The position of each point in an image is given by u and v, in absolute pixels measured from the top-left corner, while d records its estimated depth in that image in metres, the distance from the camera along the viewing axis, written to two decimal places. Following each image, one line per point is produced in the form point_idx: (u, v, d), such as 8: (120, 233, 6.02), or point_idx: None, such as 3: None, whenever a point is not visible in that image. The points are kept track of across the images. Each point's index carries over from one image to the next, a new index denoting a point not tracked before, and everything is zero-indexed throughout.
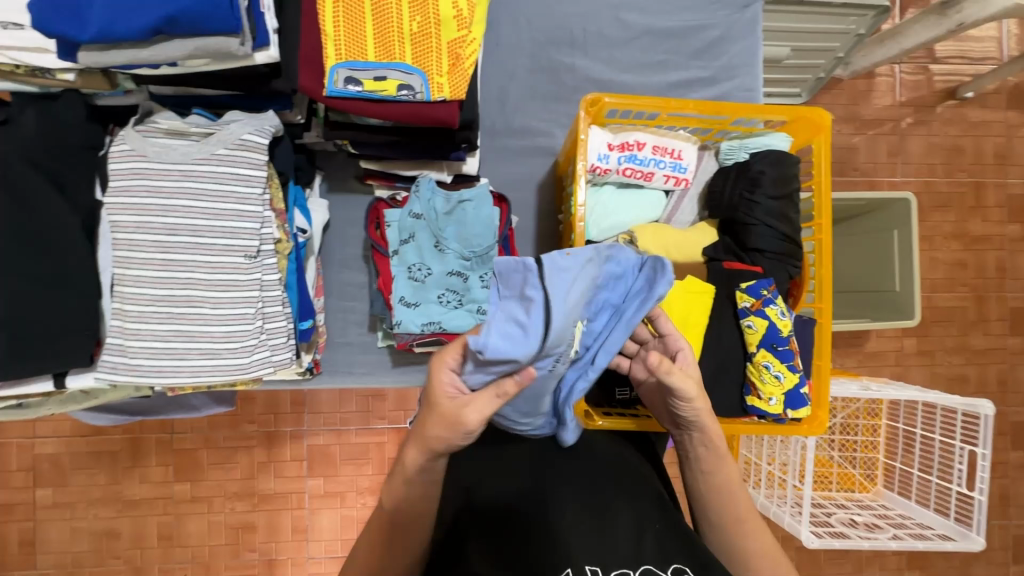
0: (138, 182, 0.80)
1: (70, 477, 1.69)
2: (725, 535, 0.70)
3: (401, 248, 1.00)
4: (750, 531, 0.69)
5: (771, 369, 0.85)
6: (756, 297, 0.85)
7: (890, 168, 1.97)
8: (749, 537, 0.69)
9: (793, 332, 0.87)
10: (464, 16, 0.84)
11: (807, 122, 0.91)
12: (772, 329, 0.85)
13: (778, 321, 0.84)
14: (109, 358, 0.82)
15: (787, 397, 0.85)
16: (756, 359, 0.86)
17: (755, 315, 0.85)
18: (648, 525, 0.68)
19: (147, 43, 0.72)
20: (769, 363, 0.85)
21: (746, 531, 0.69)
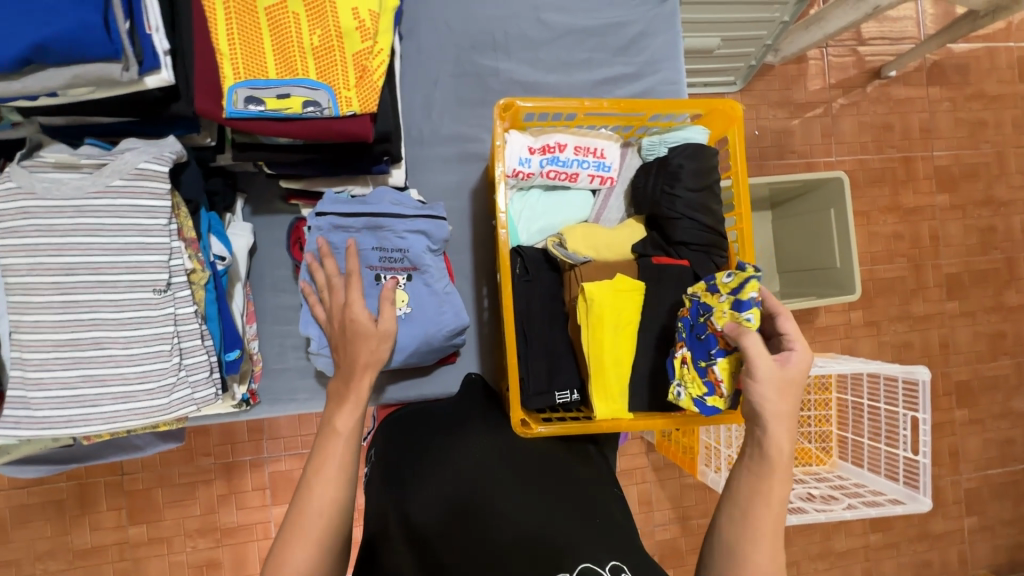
0: (28, 222, 0.75)
1: (14, 532, 1.59)
2: (740, 550, 0.66)
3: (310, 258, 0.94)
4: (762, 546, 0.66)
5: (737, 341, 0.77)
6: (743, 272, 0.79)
7: (825, 149, 2.03)
8: (759, 546, 0.66)
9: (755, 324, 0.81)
10: (367, 26, 0.81)
11: (721, 114, 0.91)
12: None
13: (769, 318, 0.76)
14: (11, 412, 0.76)
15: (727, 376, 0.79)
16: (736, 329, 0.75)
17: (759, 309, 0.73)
18: (573, 510, 0.71)
19: (18, 73, 0.67)
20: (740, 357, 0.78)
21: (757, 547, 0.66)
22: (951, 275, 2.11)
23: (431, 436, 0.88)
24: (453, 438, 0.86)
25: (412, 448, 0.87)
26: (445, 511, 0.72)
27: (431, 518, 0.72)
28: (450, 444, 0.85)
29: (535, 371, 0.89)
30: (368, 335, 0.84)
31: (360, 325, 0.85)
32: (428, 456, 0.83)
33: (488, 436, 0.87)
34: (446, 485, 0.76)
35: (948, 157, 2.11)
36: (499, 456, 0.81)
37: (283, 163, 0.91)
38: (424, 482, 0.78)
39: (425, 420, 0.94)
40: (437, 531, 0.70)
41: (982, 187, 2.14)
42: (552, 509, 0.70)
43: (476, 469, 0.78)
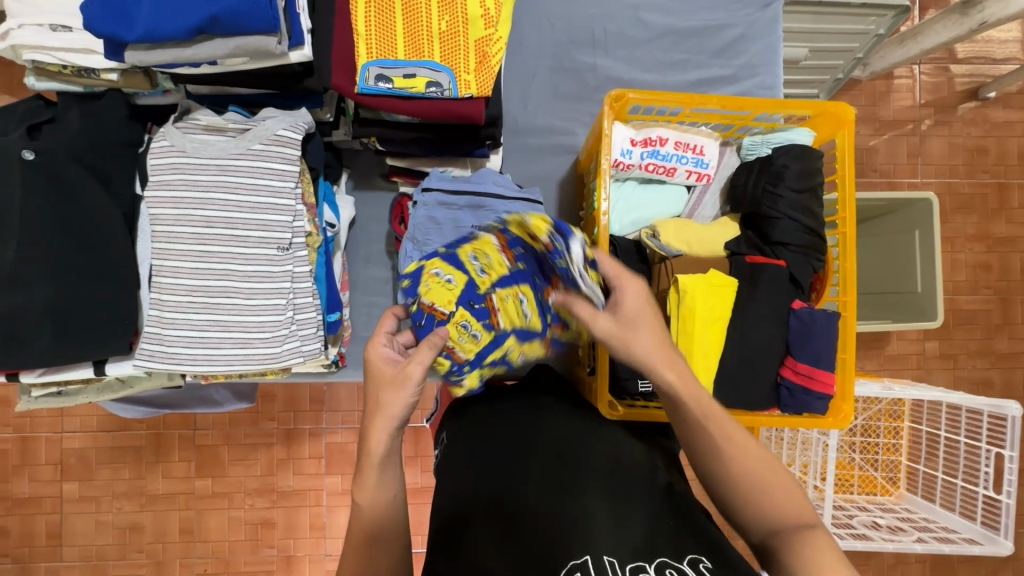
0: (178, 177, 0.84)
1: (96, 471, 1.73)
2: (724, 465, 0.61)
3: (413, 231, 1.00)
4: (733, 453, 0.61)
5: (473, 328, 0.76)
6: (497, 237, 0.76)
7: (910, 170, 1.95)
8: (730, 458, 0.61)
9: (497, 286, 0.77)
10: (491, 15, 0.86)
11: (832, 117, 0.91)
12: (530, 254, 0.76)
13: (505, 268, 0.77)
14: (146, 346, 0.85)
15: (523, 336, 0.81)
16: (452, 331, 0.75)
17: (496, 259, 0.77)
18: (667, 522, 0.63)
19: (189, 42, 0.75)
20: (524, 298, 0.79)
21: (740, 454, 0.61)
22: None
23: (505, 418, 0.83)
24: (534, 426, 0.80)
25: (492, 429, 0.81)
26: (531, 500, 0.67)
27: (521, 501, 0.67)
28: (533, 430, 0.79)
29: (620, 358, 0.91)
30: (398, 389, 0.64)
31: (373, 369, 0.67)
32: (489, 427, 0.81)
33: (575, 425, 0.81)
34: (533, 471, 0.72)
35: None
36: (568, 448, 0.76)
37: (394, 141, 0.96)
38: (508, 464, 0.73)
39: (503, 402, 0.87)
40: (524, 513, 0.66)
41: None
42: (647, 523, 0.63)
43: (563, 458, 0.73)
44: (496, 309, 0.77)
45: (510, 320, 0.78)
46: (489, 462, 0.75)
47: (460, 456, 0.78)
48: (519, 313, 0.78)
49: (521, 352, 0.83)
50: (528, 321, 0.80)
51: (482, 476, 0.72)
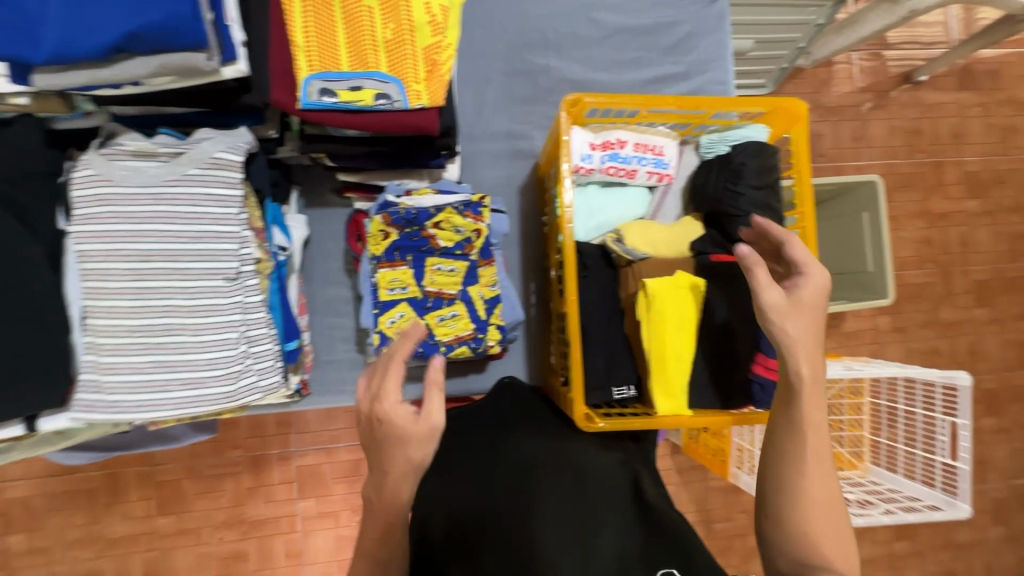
0: (106, 209, 0.76)
1: (45, 521, 1.61)
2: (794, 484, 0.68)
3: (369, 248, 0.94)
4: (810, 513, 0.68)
5: (445, 314, 0.95)
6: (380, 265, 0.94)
7: (855, 153, 2.03)
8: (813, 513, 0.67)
9: (416, 275, 0.95)
10: (439, 21, 0.81)
11: (784, 113, 0.91)
12: (403, 241, 0.94)
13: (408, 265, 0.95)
14: (83, 396, 0.78)
15: (468, 276, 0.96)
16: (440, 331, 0.95)
17: (398, 269, 0.95)
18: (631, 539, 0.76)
19: (107, 62, 0.68)
20: (438, 263, 0.95)
21: (807, 506, 0.68)
22: (980, 282, 2.09)
23: (476, 429, 0.94)
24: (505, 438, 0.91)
25: (464, 446, 0.91)
26: (497, 509, 0.79)
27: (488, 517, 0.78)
28: (501, 443, 0.90)
29: (594, 365, 0.89)
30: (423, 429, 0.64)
31: (396, 427, 0.62)
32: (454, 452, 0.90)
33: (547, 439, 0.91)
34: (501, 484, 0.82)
35: (978, 162, 2.10)
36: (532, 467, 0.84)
37: (344, 156, 0.92)
38: (479, 476, 0.84)
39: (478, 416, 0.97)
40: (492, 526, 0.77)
41: (1013, 193, 2.12)
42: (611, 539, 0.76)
43: (533, 470, 0.84)
44: (437, 289, 0.95)
45: (453, 285, 0.96)
46: (462, 476, 0.85)
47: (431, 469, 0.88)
48: (451, 277, 0.96)
49: (483, 290, 0.97)
50: (459, 270, 0.96)
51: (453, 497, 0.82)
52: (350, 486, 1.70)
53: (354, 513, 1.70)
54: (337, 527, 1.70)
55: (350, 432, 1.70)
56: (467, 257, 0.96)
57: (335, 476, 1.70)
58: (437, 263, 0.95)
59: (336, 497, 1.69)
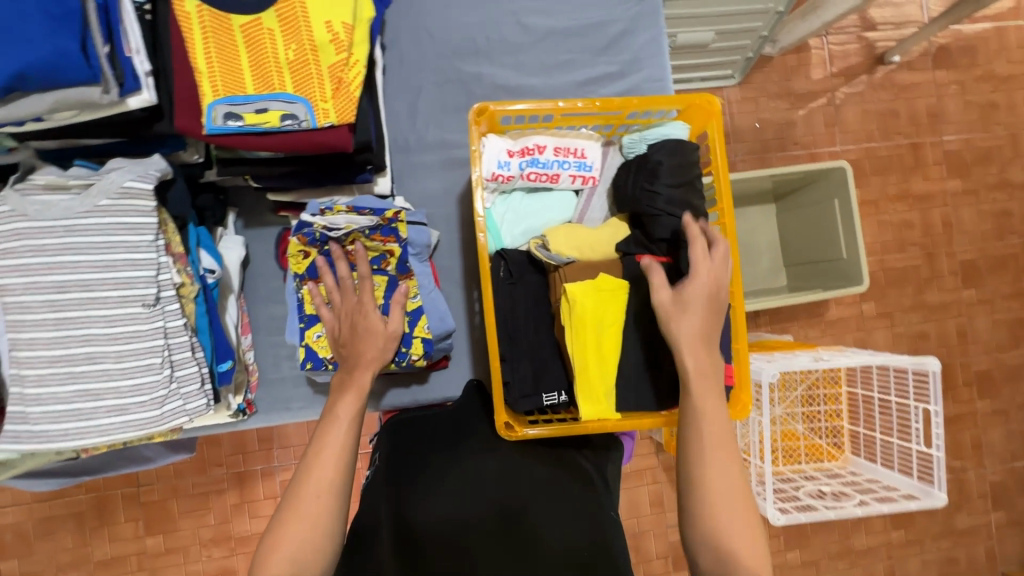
0: (21, 243, 0.78)
1: (38, 545, 1.64)
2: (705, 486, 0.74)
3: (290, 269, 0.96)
4: (725, 486, 0.74)
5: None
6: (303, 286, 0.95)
7: (828, 139, 2.00)
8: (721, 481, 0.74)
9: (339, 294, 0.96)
10: (342, 39, 0.83)
11: (700, 108, 0.91)
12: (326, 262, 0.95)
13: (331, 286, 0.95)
14: (11, 428, 0.79)
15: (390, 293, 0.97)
16: None
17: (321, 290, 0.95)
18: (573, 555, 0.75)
19: (3, 100, 0.70)
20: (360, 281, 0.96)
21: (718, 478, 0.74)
22: (966, 262, 2.05)
23: (422, 446, 0.92)
24: (458, 451, 0.91)
25: (410, 457, 0.90)
26: (456, 517, 0.79)
27: (433, 527, 0.78)
28: (451, 462, 0.89)
29: (520, 374, 0.89)
30: (372, 343, 0.87)
31: (368, 323, 0.88)
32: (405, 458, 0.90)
33: (491, 452, 0.91)
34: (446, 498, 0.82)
35: (958, 140, 2.06)
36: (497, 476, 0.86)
37: (266, 177, 0.93)
38: (423, 486, 0.84)
39: (426, 432, 0.95)
40: (435, 538, 0.76)
41: (996, 170, 2.08)
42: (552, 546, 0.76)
43: (480, 484, 0.84)
44: None
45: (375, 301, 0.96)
46: (407, 488, 0.84)
47: (380, 482, 0.87)
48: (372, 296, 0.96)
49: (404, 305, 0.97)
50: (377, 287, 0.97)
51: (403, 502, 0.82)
52: None
53: None
54: None
55: None
56: (388, 274, 0.97)
57: None
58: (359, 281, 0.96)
59: None
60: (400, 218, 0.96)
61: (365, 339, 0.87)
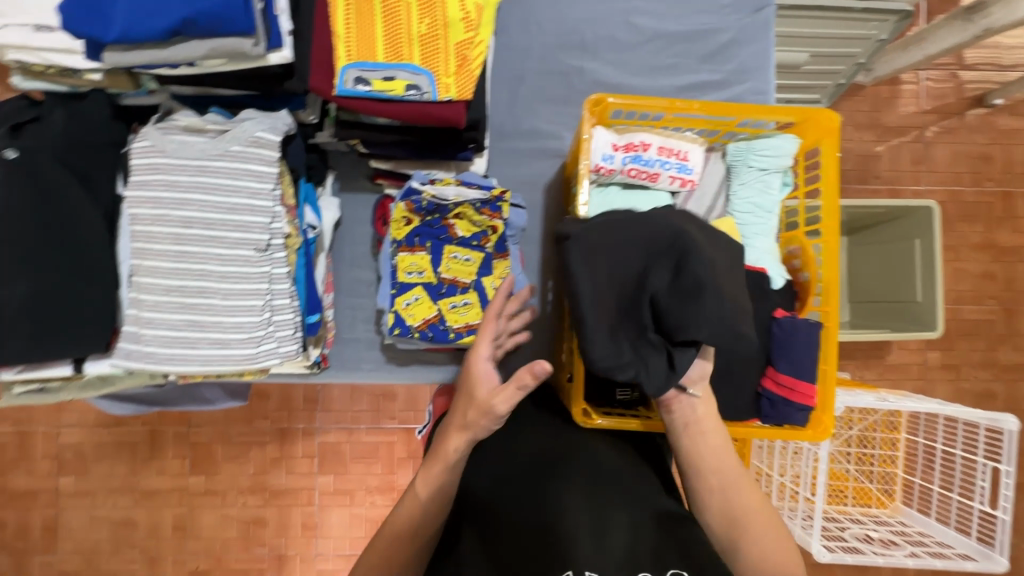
0: (156, 177, 0.84)
1: (91, 467, 1.71)
2: (734, 498, 0.71)
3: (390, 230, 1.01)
4: (735, 490, 0.72)
5: (458, 301, 0.99)
6: (402, 249, 0.99)
7: (913, 177, 1.92)
8: (743, 490, 0.72)
9: (436, 264, 0.99)
10: (472, 18, 0.86)
11: (818, 124, 0.89)
12: (428, 230, 0.99)
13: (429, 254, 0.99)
14: (124, 346, 0.85)
15: (483, 269, 1.01)
16: (451, 316, 0.98)
17: (416, 257, 0.99)
18: (642, 537, 0.69)
19: (167, 43, 0.75)
20: (455, 252, 1.00)
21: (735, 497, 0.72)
22: None
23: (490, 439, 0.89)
24: (520, 439, 0.87)
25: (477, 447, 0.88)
26: (519, 506, 0.74)
27: (506, 506, 0.75)
28: (512, 446, 0.86)
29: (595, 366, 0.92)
30: (478, 398, 0.73)
31: (473, 380, 0.76)
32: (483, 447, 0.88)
33: (551, 438, 0.87)
34: (511, 478, 0.79)
35: None
36: (562, 457, 0.82)
37: (376, 143, 0.96)
38: (493, 471, 0.82)
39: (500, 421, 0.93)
40: (508, 520, 0.73)
41: None
42: (620, 525, 0.70)
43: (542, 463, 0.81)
44: (453, 276, 1.00)
45: (466, 275, 1.00)
46: (476, 481, 0.82)
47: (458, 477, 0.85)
48: (465, 269, 1.00)
49: (495, 283, 1.01)
50: (472, 261, 1.00)
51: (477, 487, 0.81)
52: (367, 468, 1.74)
53: (369, 494, 1.74)
54: (352, 506, 1.73)
55: (372, 415, 1.74)
56: (484, 250, 1.01)
57: (354, 456, 1.74)
58: (456, 252, 1.00)
59: (353, 477, 1.73)
60: (505, 198, 0.99)
61: (470, 396, 0.75)
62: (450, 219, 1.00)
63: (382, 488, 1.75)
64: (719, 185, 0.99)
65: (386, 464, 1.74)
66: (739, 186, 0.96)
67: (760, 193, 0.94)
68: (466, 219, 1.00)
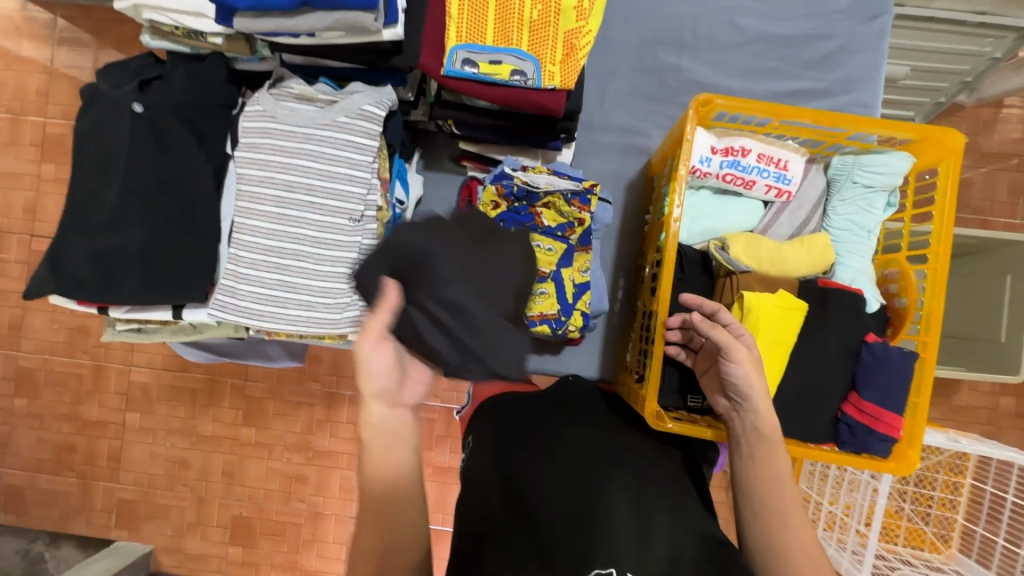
0: (266, 140, 0.88)
1: (155, 406, 1.82)
2: (772, 525, 0.71)
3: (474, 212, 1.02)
4: (794, 525, 0.70)
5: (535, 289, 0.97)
6: None
7: (1008, 210, 1.76)
8: (793, 531, 0.70)
9: None
10: (584, 8, 0.85)
11: (937, 142, 0.84)
12: (515, 216, 0.98)
13: None
14: (220, 298, 0.90)
15: (564, 260, 1.00)
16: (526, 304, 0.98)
17: None
18: (683, 550, 0.71)
19: (292, 14, 0.78)
20: (538, 240, 0.98)
21: (784, 532, 0.70)
22: None
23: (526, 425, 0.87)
24: (563, 432, 0.86)
25: (514, 433, 0.85)
26: (565, 503, 0.74)
27: (548, 506, 0.73)
28: (555, 439, 0.84)
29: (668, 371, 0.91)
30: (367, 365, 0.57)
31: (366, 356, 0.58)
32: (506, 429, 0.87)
33: (588, 432, 0.85)
34: (555, 476, 0.77)
35: None
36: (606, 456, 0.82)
37: (471, 126, 0.97)
38: (533, 461, 0.80)
39: (530, 412, 0.91)
40: (549, 523, 0.71)
41: None
42: (664, 538, 0.72)
43: (587, 463, 0.79)
44: None
45: (547, 264, 0.98)
46: (514, 469, 0.78)
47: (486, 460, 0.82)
48: (546, 257, 0.98)
49: (574, 275, 1.00)
50: (553, 251, 0.99)
51: (517, 472, 0.78)
52: None
53: None
54: None
55: None
56: (566, 241, 1.00)
57: None
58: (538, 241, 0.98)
59: None
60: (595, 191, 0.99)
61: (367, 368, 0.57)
62: (536, 206, 0.99)
63: None
64: (818, 199, 0.93)
65: None
66: (839, 202, 0.92)
67: (860, 210, 0.90)
68: (552, 207, 0.99)
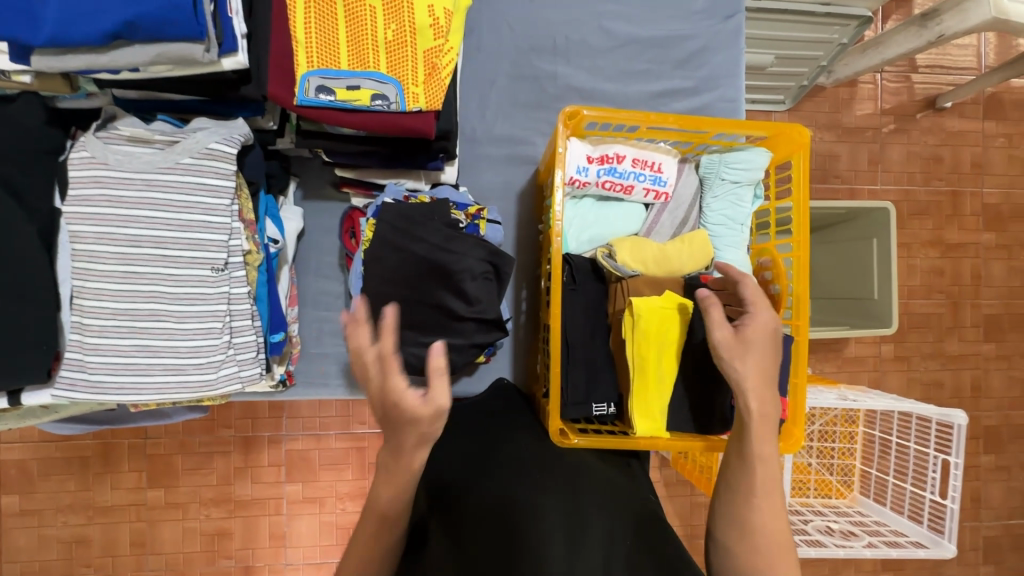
0: (98, 191, 0.77)
1: (38, 484, 1.60)
2: (737, 503, 0.73)
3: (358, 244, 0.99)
4: (758, 506, 0.72)
5: None
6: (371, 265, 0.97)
7: (870, 177, 1.95)
8: (755, 510, 0.72)
9: None
10: (441, 24, 0.83)
11: (788, 139, 0.91)
12: None
13: None
14: (67, 375, 0.79)
15: None
16: None
17: None
18: (614, 548, 0.72)
19: (105, 48, 0.69)
20: None
21: (747, 508, 0.72)
22: (990, 317, 1.99)
23: (465, 441, 0.91)
24: (501, 444, 0.89)
25: (460, 447, 0.90)
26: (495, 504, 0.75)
27: (481, 510, 0.74)
28: (495, 450, 0.87)
29: (574, 381, 0.89)
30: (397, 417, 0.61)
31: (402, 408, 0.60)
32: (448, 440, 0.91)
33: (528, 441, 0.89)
34: (488, 483, 0.79)
35: (1000, 195, 2.00)
36: (540, 463, 0.84)
37: (341, 154, 0.91)
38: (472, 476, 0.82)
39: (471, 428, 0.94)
40: (479, 522, 0.73)
41: None
42: (594, 535, 0.73)
43: (523, 469, 0.82)
44: None
45: None
46: (450, 485, 0.81)
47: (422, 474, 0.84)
48: None
49: None
50: None
51: (454, 486, 0.81)
52: (338, 475, 1.69)
53: (339, 501, 1.68)
54: (322, 514, 1.68)
55: (341, 421, 1.68)
56: None
57: (323, 463, 1.68)
58: None
59: (322, 484, 1.67)
60: (482, 215, 0.99)
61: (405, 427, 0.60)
62: None
63: (352, 495, 1.70)
64: (693, 197, 0.97)
65: (356, 470, 1.68)
66: (712, 199, 0.96)
67: (731, 205, 0.95)
68: None
